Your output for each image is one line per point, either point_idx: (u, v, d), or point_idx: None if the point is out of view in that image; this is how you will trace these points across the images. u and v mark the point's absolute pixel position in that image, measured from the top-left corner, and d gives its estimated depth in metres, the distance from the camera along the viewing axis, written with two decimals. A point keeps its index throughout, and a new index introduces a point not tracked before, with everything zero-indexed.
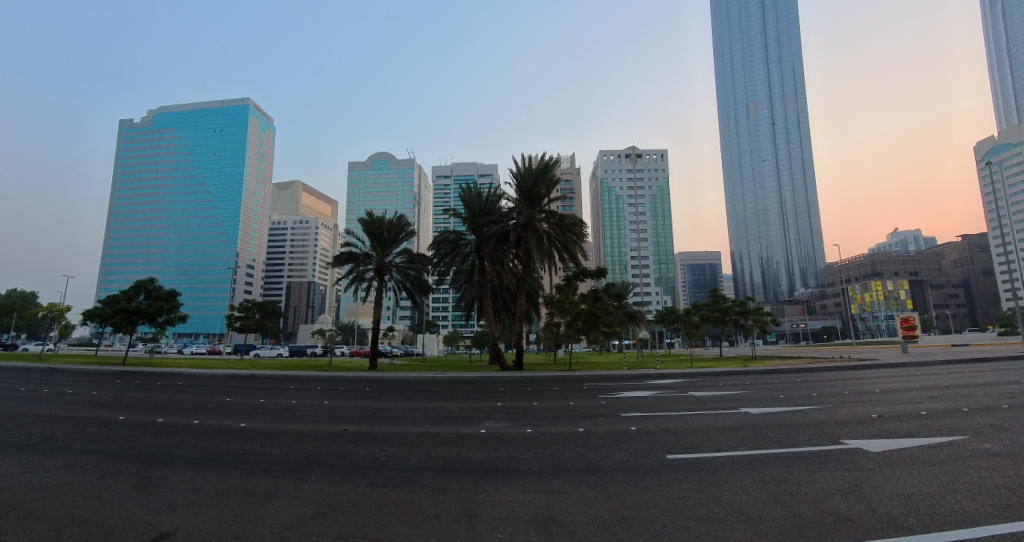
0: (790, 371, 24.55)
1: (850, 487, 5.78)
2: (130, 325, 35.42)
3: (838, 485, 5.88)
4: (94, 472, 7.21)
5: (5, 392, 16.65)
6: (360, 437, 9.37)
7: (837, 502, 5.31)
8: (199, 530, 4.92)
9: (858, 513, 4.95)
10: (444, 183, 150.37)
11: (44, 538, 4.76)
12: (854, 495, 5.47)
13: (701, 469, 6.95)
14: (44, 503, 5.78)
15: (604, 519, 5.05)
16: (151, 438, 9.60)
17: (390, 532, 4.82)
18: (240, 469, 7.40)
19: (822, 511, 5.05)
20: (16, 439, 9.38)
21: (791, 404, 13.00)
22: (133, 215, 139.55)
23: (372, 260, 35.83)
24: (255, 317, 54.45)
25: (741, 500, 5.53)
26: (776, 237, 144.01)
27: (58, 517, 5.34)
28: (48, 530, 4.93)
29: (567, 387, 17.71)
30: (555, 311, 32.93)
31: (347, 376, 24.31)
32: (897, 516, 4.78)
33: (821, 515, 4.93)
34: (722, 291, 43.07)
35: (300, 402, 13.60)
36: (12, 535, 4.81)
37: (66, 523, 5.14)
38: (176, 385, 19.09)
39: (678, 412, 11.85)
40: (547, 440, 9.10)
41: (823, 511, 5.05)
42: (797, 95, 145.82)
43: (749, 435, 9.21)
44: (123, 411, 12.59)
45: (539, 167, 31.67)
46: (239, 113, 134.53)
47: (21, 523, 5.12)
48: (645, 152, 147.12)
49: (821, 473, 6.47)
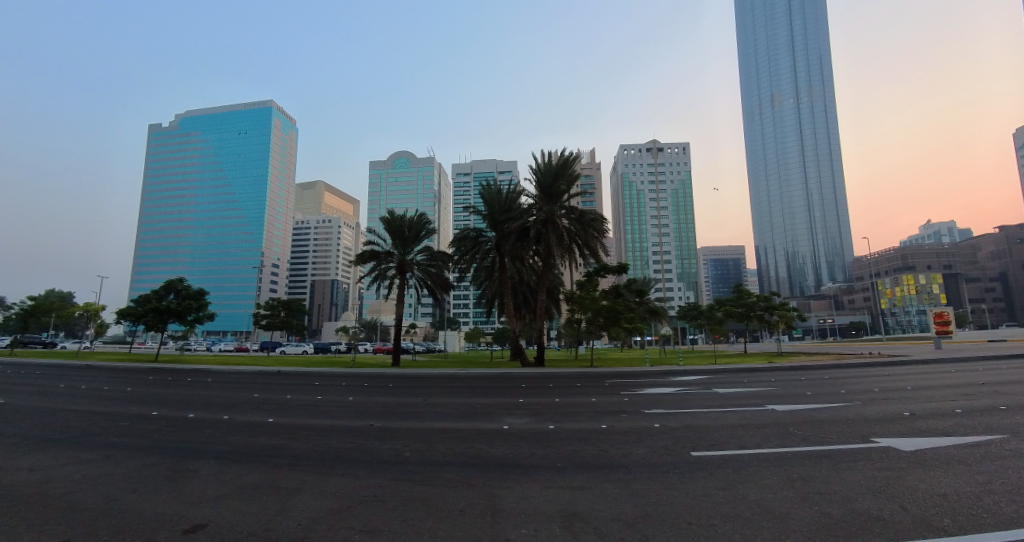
0: (815, 366, 24.15)
1: (879, 487, 5.62)
2: (161, 323, 36.54)
3: (868, 484, 5.73)
4: (127, 465, 7.49)
5: (47, 388, 17.42)
6: (382, 432, 9.52)
7: (868, 501, 5.15)
8: (230, 522, 5.04)
9: (891, 512, 4.81)
10: (464, 181, 151.80)
11: (84, 530, 4.89)
12: (886, 495, 5.32)
13: (726, 467, 6.86)
14: (80, 496, 5.98)
15: (627, 516, 5.01)
16: (182, 432, 9.93)
17: (420, 528, 4.82)
18: (267, 462, 7.61)
19: (851, 510, 4.93)
20: (54, 433, 9.82)
21: (818, 401, 12.70)
22: (162, 215, 143.79)
23: (393, 258, 36.29)
24: (280, 315, 55.32)
25: (770, 499, 5.42)
26: (801, 231, 141.10)
27: (97, 509, 5.52)
28: (88, 521, 5.13)
29: (587, 383, 17.62)
30: (575, 307, 32.82)
31: (369, 374, 24.40)
32: (932, 517, 4.63)
33: (852, 514, 4.82)
34: (746, 286, 42.17)
35: (325, 397, 13.87)
36: (40, 535, 4.78)
37: (104, 514, 5.34)
38: (204, 381, 19.64)
39: (702, 410, 11.63)
40: (570, 436, 9.08)
41: (851, 510, 4.93)
42: (823, 84, 141.58)
43: (776, 433, 9.05)
44: (156, 407, 12.95)
45: (559, 162, 31.61)
46: (263, 115, 136.80)
47: (62, 515, 5.31)
48: (666, 146, 145.06)
49: (850, 471, 6.31)
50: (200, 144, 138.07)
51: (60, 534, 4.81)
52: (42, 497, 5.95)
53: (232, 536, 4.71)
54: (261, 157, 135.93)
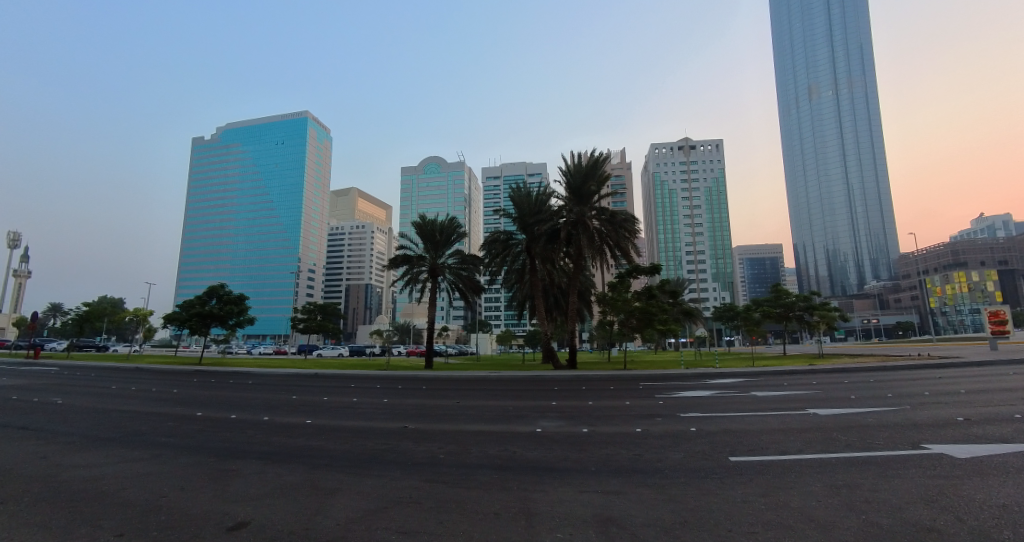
0: (858, 367, 23.89)
1: (934, 496, 5.31)
2: (205, 327, 38.13)
3: (919, 493, 5.44)
4: (173, 463, 7.82)
5: (103, 389, 18.49)
6: (417, 434, 9.65)
7: (920, 511, 4.89)
8: (270, 521, 5.18)
9: (945, 523, 4.54)
10: (494, 184, 153.41)
11: (133, 528, 5.07)
12: (939, 505, 5.03)
13: (766, 473, 6.62)
14: (130, 492, 6.27)
15: (663, 522, 4.91)
16: (225, 432, 10.32)
17: (454, 529, 4.87)
18: (306, 462, 7.81)
19: (902, 520, 4.67)
20: (109, 432, 10.43)
21: (863, 405, 12.23)
22: (205, 224, 149.90)
23: (425, 262, 36.79)
24: (317, 319, 56.77)
25: (813, 506, 5.21)
26: (842, 227, 135.86)
27: (145, 506, 5.77)
28: (138, 517, 5.36)
29: (619, 387, 17.34)
30: (608, 309, 32.43)
31: (403, 376, 24.94)
32: (989, 529, 4.35)
33: (902, 525, 4.57)
34: (784, 286, 40.97)
35: (360, 399, 14.25)
36: (94, 530, 5.03)
37: (154, 511, 5.57)
38: (247, 383, 20.41)
39: (739, 413, 11.37)
40: (604, 440, 8.98)
41: (903, 520, 4.67)
42: (865, 73, 135.58)
43: (818, 437, 8.78)
44: (199, 408, 13.50)
45: (588, 163, 31.51)
46: (298, 125, 141.04)
47: (115, 510, 5.60)
48: (698, 143, 142.16)
49: (898, 478, 6.01)
50: (240, 155, 143.48)
51: (113, 528, 5.06)
52: (97, 492, 6.32)
53: (272, 535, 4.81)
54: (297, 166, 140.14)
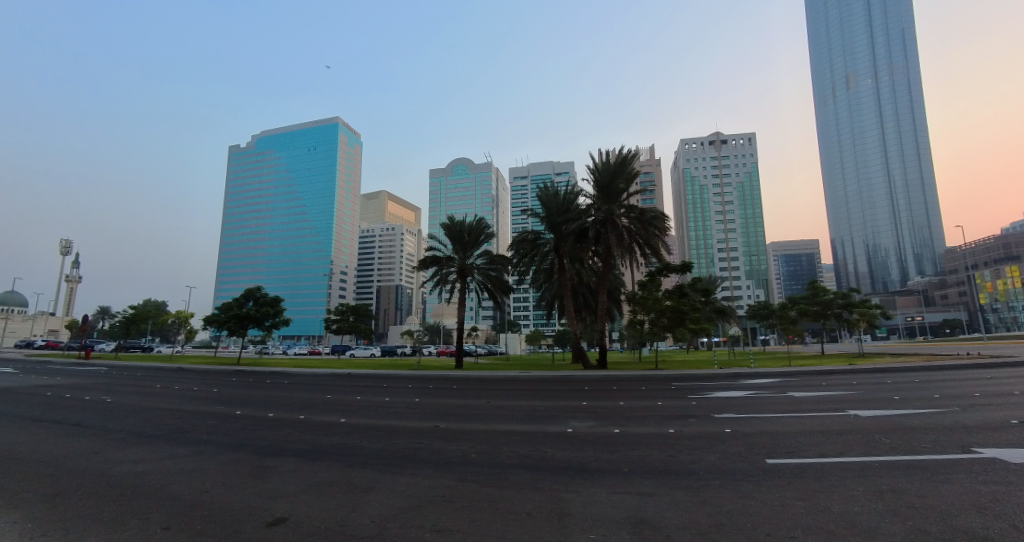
0: (903, 367, 22.79)
1: (986, 503, 5.03)
2: (242, 329, 39.44)
3: (972, 499, 5.15)
4: (215, 460, 8.12)
5: (149, 388, 19.27)
6: (448, 433, 9.75)
7: (971, 518, 4.65)
8: (308, 517, 5.33)
9: (998, 532, 4.30)
10: (521, 184, 153.83)
11: (177, 522, 5.25)
12: (992, 512, 4.77)
13: (806, 475, 6.42)
14: (174, 487, 6.55)
15: (699, 525, 4.82)
16: (263, 430, 10.64)
17: (487, 529, 4.88)
18: (341, 460, 7.96)
19: (950, 527, 4.47)
20: (155, 429, 10.88)
21: (908, 406, 11.70)
22: (241, 228, 155.06)
23: (454, 263, 37.12)
24: (349, 320, 57.91)
25: (853, 511, 5.02)
26: (883, 221, 130.67)
27: (188, 501, 5.98)
28: (183, 511, 5.59)
29: (651, 387, 17.06)
30: (638, 308, 31.99)
31: (434, 375, 25.26)
32: None
33: (949, 530, 4.37)
34: (821, 283, 39.56)
35: (391, 398, 14.49)
36: (143, 522, 5.27)
37: (197, 506, 5.77)
38: (284, 382, 21.00)
39: (775, 414, 11.04)
40: (636, 441, 8.88)
41: (952, 528, 4.45)
42: (907, 59, 129.62)
43: (860, 440, 8.42)
44: (238, 407, 13.92)
45: (616, 161, 31.17)
46: (329, 131, 144.50)
47: (161, 505, 5.83)
48: (730, 137, 138.98)
49: (948, 484, 5.73)
50: (275, 162, 148.02)
51: (160, 522, 5.27)
52: (144, 487, 6.60)
53: (309, 532, 4.90)
54: (329, 171, 143.57)
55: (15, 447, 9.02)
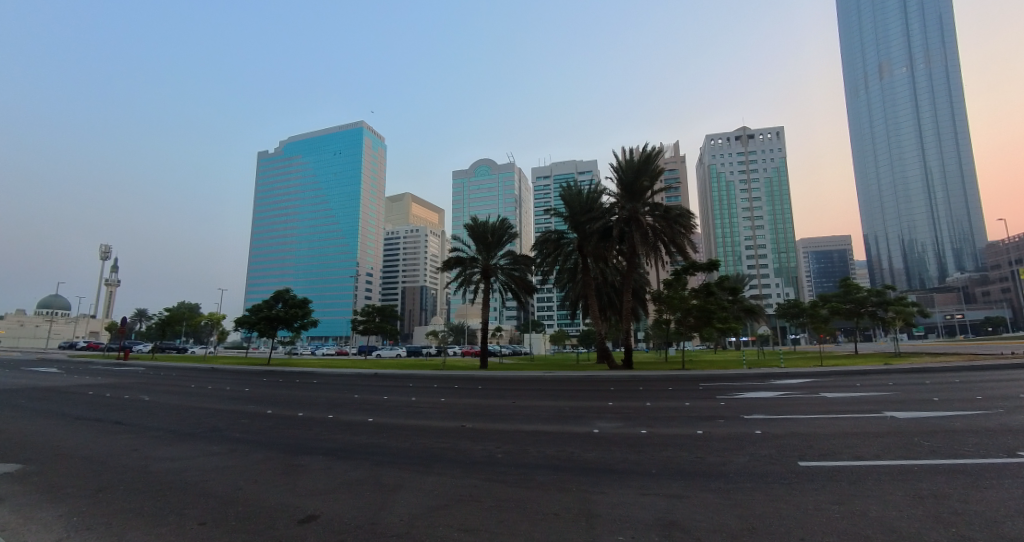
0: (943, 367, 21.80)
1: None
2: (272, 330, 40.45)
3: (1022, 506, 4.92)
4: (248, 458, 8.36)
5: (186, 387, 19.96)
6: (474, 433, 9.81)
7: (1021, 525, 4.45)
8: (338, 515, 5.43)
9: None
10: (544, 184, 153.87)
11: (214, 519, 5.39)
12: None
13: (841, 479, 6.24)
14: (210, 484, 6.75)
15: (730, 528, 4.75)
16: (294, 429, 10.90)
17: (517, 529, 4.88)
18: (369, 459, 8.09)
19: (994, 534, 4.30)
20: (190, 427, 11.26)
21: (950, 407, 11.27)
22: (270, 232, 159.00)
23: (477, 263, 37.36)
24: (376, 320, 58.76)
25: (892, 516, 4.86)
26: (920, 215, 125.91)
27: (224, 497, 6.18)
28: (218, 508, 5.75)
29: (677, 387, 16.77)
30: (663, 308, 31.55)
31: (460, 375, 25.42)
32: None
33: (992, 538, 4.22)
34: (854, 279, 38.26)
35: (417, 399, 14.62)
36: (180, 517, 5.46)
37: (232, 503, 5.94)
38: (314, 382, 21.45)
39: (808, 415, 10.74)
40: (664, 441, 8.80)
41: (994, 535, 4.30)
42: (945, 45, 124.30)
43: (896, 442, 8.14)
44: (270, 406, 14.29)
45: (640, 158, 30.78)
46: (355, 135, 147.17)
47: (199, 501, 6.04)
48: (757, 132, 135.90)
49: (995, 490, 5.46)
50: (302, 166, 151.55)
51: (197, 518, 5.45)
52: (180, 483, 6.83)
53: (340, 530, 4.99)
54: (354, 174, 146.18)
55: (61, 444, 9.43)
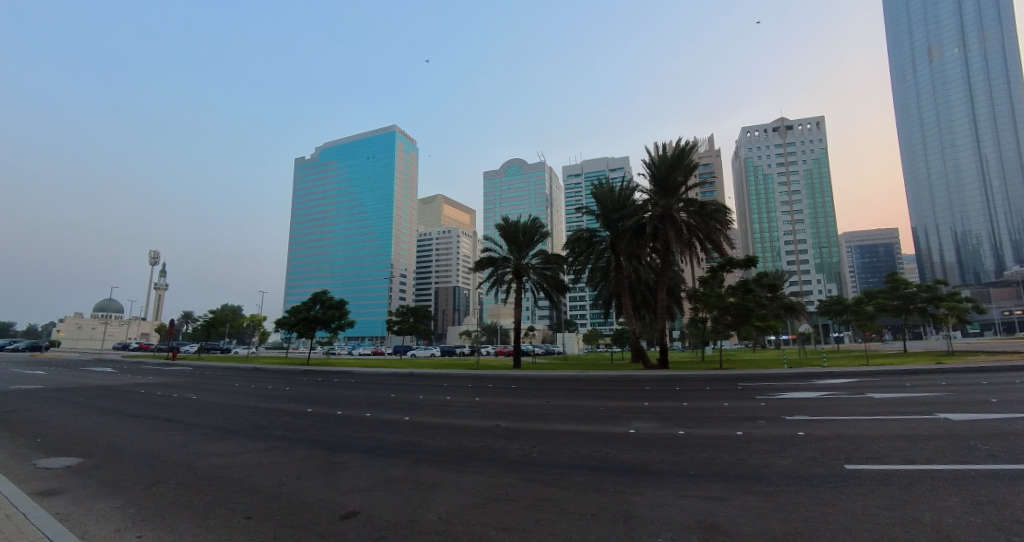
0: (1003, 367, 20.40)
1: None
2: (310, 330, 41.73)
3: None
4: (290, 455, 8.66)
5: (231, 387, 20.73)
6: (509, 432, 9.86)
7: None
8: (377, 511, 5.58)
9: None
10: (575, 182, 153.27)
11: (259, 514, 5.61)
12: None
13: (892, 483, 5.96)
14: (255, 480, 7.01)
15: (774, 531, 4.64)
16: (334, 427, 11.21)
17: (556, 529, 4.89)
18: (407, 457, 8.28)
19: None
20: (236, 425, 11.70)
21: (1010, 407, 10.67)
22: (307, 235, 163.82)
23: (509, 263, 37.49)
24: (410, 320, 59.59)
25: (950, 524, 4.61)
26: (974, 205, 118.85)
27: (270, 492, 6.43)
28: (264, 502, 5.99)
29: (714, 387, 16.40)
30: (699, 305, 30.91)
31: (494, 375, 25.58)
32: None
33: None
34: (902, 275, 36.45)
35: (453, 398, 14.76)
36: (229, 512, 5.70)
37: (275, 498, 6.18)
38: (352, 382, 21.92)
39: (853, 416, 10.36)
40: (702, 442, 8.65)
41: None
42: (1001, 23, 116.84)
43: (950, 446, 7.73)
44: (310, 405, 14.72)
45: (674, 154, 30.15)
46: (387, 139, 150.29)
47: (246, 495, 6.30)
48: (796, 123, 131.26)
49: None
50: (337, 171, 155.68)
51: (244, 511, 5.68)
52: (227, 478, 7.13)
53: (380, 527, 5.13)
54: (387, 177, 149.22)
55: (119, 439, 9.99)
